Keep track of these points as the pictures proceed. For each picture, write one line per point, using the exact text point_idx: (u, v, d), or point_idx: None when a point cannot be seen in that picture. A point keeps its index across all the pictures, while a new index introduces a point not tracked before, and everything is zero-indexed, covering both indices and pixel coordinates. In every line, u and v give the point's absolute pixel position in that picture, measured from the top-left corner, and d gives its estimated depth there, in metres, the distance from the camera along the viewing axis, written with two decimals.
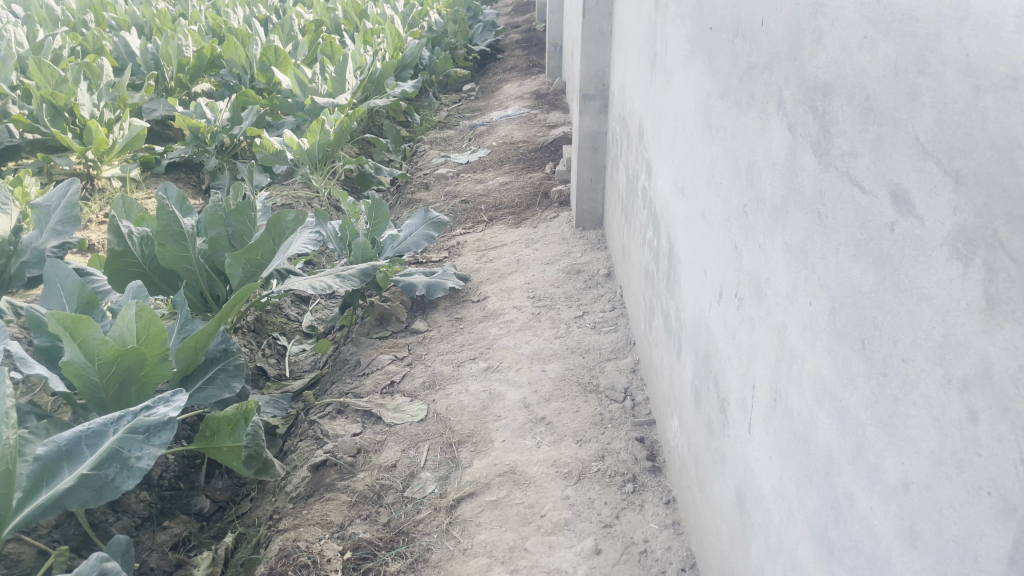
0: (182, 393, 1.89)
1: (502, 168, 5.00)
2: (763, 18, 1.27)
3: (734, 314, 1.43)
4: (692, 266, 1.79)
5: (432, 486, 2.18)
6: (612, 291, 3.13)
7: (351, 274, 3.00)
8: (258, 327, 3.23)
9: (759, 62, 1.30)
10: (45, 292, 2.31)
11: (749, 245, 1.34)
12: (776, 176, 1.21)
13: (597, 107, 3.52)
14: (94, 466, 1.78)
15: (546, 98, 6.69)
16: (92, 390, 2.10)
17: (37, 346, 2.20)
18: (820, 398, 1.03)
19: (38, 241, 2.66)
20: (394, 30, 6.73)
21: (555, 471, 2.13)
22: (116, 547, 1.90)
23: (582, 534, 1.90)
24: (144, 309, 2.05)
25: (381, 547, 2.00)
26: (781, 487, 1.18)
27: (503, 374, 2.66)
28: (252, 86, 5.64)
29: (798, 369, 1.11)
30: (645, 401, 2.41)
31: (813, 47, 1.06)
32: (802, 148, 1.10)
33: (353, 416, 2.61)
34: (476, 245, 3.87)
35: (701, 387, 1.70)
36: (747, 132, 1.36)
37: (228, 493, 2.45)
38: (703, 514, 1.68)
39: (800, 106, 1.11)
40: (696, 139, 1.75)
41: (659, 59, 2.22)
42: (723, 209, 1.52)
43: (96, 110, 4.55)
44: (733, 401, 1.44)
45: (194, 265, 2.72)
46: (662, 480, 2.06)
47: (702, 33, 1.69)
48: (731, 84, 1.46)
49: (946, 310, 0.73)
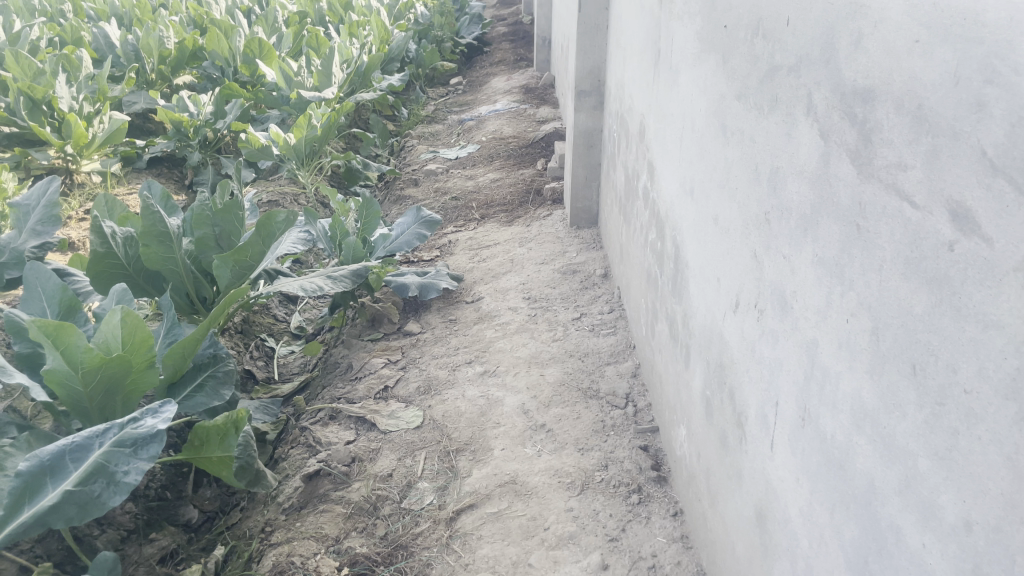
0: (171, 404, 1.81)
1: (492, 165, 4.94)
2: (789, 18, 1.21)
3: (753, 326, 1.38)
4: (702, 272, 1.74)
5: (430, 497, 2.11)
6: (610, 292, 3.07)
7: (343, 274, 2.92)
8: (245, 329, 3.16)
9: (784, 63, 1.24)
10: (25, 296, 2.22)
11: (771, 256, 1.29)
12: (805, 184, 1.15)
13: (592, 104, 3.45)
14: (80, 482, 1.70)
15: (535, 93, 6.63)
16: (75, 400, 2.02)
17: (17, 353, 2.10)
18: (859, 423, 0.98)
19: (16, 242, 2.55)
20: (380, 22, 6.65)
21: (558, 482, 2.07)
22: (102, 564, 1.82)
23: (587, 549, 1.84)
24: (129, 314, 1.96)
25: (379, 562, 1.92)
26: (810, 512, 1.13)
27: (500, 378, 2.60)
28: (236, 79, 5.54)
29: (832, 390, 1.05)
30: (647, 407, 2.36)
31: (849, 51, 1.01)
32: (837, 156, 1.04)
33: (347, 423, 2.53)
34: (469, 244, 3.80)
35: (713, 399, 1.65)
36: (769, 136, 1.30)
37: (217, 503, 2.37)
38: (715, 531, 1.63)
39: (834, 112, 1.05)
40: (708, 141, 1.69)
41: (663, 56, 2.15)
42: (740, 217, 1.46)
43: (75, 103, 4.42)
44: (751, 416, 1.39)
45: (180, 265, 2.63)
46: (668, 491, 2.01)
47: (714, 31, 1.63)
48: (750, 85, 1.40)
49: (1021, 342, 0.68)
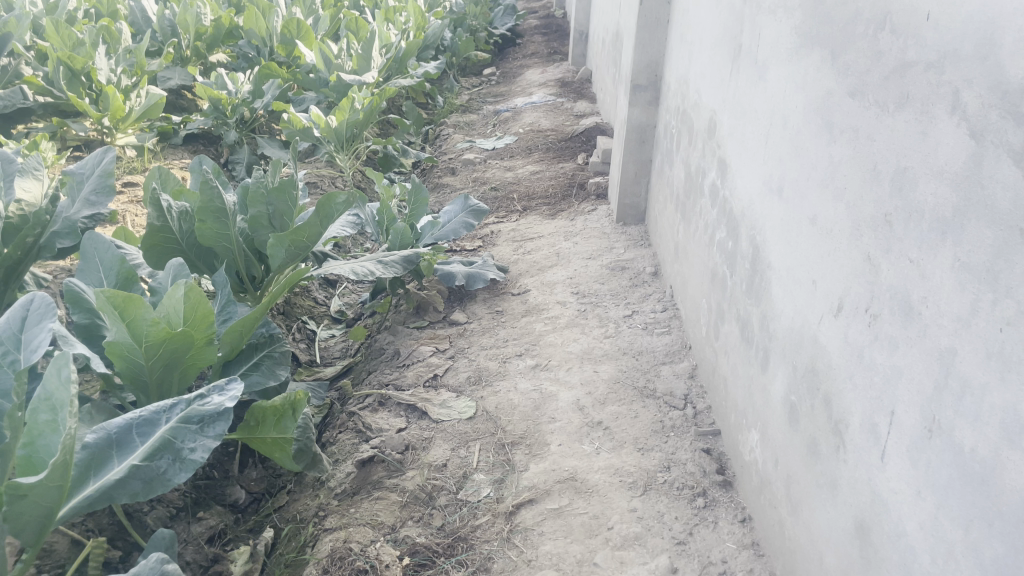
0: (237, 382, 1.79)
1: (531, 157, 4.89)
2: (929, 12, 1.14)
3: (863, 331, 1.33)
4: (790, 273, 1.68)
5: (487, 489, 2.08)
6: (661, 290, 3.02)
7: (394, 260, 2.87)
8: (287, 311, 3.12)
9: (920, 60, 1.17)
10: (82, 266, 2.17)
11: (890, 260, 1.24)
12: (944, 185, 1.10)
13: (647, 99, 3.39)
14: (146, 457, 1.66)
15: (572, 86, 6.58)
16: (135, 372, 1.98)
17: (75, 324, 2.06)
18: (1011, 437, 0.95)
19: (69, 211, 2.40)
20: (417, 8, 6.58)
21: (619, 481, 2.03)
22: (160, 541, 1.75)
23: (654, 551, 1.81)
24: (193, 289, 1.91)
25: (439, 553, 1.89)
26: (935, 526, 1.09)
27: (553, 373, 2.56)
28: (272, 59, 5.47)
29: (974, 402, 1.02)
30: (707, 410, 2.31)
31: (1014, 47, 0.96)
32: (994, 157, 1.00)
33: (396, 410, 2.50)
34: (512, 236, 3.76)
35: (800, 405, 1.60)
36: (892, 135, 1.25)
37: (264, 485, 2.33)
38: (796, 540, 1.59)
39: (991, 111, 1.01)
40: (806, 138, 1.64)
41: (748, 49, 2.09)
42: (848, 218, 1.41)
43: (113, 76, 4.35)
44: (854, 425, 1.35)
45: (233, 243, 2.59)
46: (734, 496, 1.98)
47: (822, 25, 1.56)
48: (869, 81, 1.34)
49: None
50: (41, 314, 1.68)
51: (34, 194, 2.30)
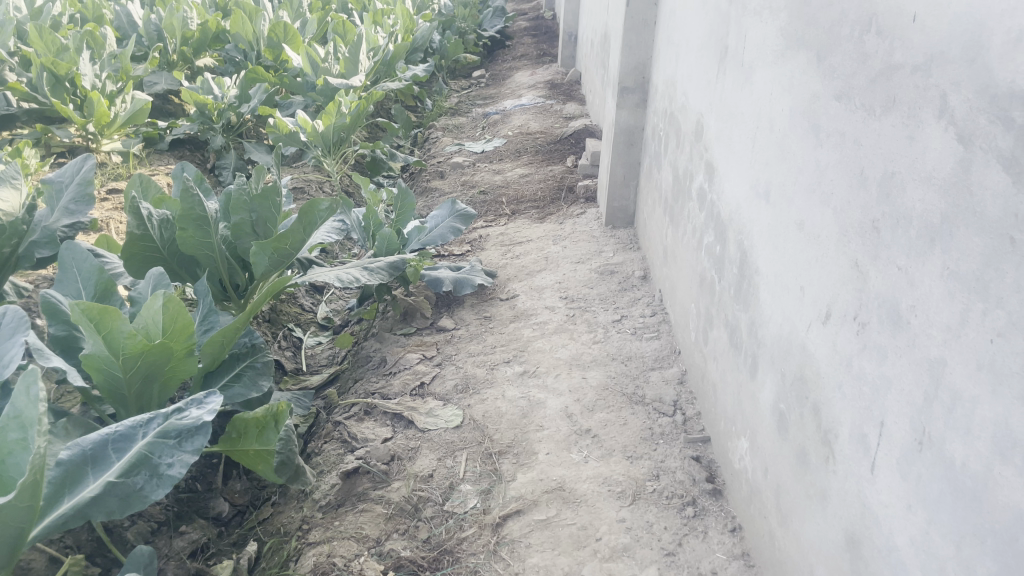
0: (216, 394, 1.74)
1: (520, 160, 4.86)
2: (916, 13, 1.12)
3: (851, 339, 1.30)
4: (779, 279, 1.65)
5: (474, 500, 2.04)
6: (650, 294, 2.99)
7: (379, 266, 2.82)
8: (273, 318, 3.08)
9: (905, 62, 1.15)
10: (59, 276, 2.11)
11: (878, 267, 1.21)
12: (932, 192, 1.08)
13: (635, 101, 3.36)
14: (122, 474, 1.62)
15: (561, 88, 6.55)
16: (112, 386, 1.94)
17: (52, 336, 2.01)
18: (1002, 453, 0.92)
19: (47, 220, 2.35)
20: (406, 10, 6.52)
21: (607, 490, 2.00)
22: (139, 557, 1.71)
23: (643, 562, 1.78)
24: (173, 299, 1.87)
25: (425, 567, 1.86)
26: (926, 541, 1.07)
27: (541, 380, 2.52)
28: (259, 63, 5.38)
29: (965, 414, 0.99)
30: (696, 416, 2.28)
31: (1003, 50, 0.94)
32: (983, 163, 0.97)
33: (382, 419, 2.46)
34: (500, 240, 3.74)
35: (788, 413, 1.57)
36: (879, 139, 1.22)
37: (248, 497, 2.28)
38: (786, 551, 1.56)
39: (980, 115, 0.98)
40: (792, 142, 1.61)
41: (734, 52, 2.07)
42: (835, 224, 1.38)
43: (98, 81, 4.27)
44: (843, 435, 1.32)
45: (216, 251, 2.54)
46: (724, 504, 1.95)
47: (808, 26, 1.53)
48: (857, 83, 1.31)
49: None
50: (14, 328, 1.64)
51: (11, 204, 2.24)
